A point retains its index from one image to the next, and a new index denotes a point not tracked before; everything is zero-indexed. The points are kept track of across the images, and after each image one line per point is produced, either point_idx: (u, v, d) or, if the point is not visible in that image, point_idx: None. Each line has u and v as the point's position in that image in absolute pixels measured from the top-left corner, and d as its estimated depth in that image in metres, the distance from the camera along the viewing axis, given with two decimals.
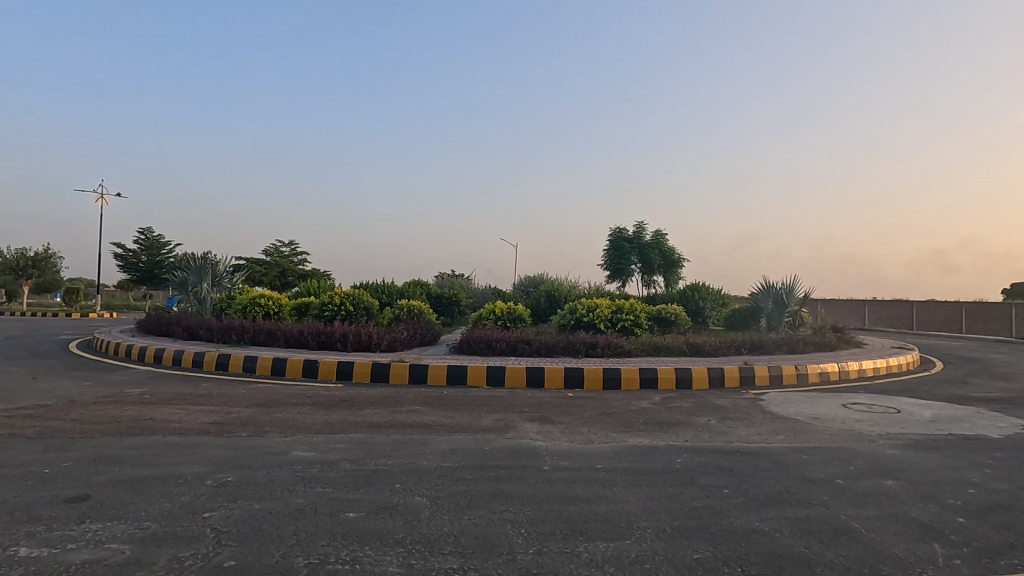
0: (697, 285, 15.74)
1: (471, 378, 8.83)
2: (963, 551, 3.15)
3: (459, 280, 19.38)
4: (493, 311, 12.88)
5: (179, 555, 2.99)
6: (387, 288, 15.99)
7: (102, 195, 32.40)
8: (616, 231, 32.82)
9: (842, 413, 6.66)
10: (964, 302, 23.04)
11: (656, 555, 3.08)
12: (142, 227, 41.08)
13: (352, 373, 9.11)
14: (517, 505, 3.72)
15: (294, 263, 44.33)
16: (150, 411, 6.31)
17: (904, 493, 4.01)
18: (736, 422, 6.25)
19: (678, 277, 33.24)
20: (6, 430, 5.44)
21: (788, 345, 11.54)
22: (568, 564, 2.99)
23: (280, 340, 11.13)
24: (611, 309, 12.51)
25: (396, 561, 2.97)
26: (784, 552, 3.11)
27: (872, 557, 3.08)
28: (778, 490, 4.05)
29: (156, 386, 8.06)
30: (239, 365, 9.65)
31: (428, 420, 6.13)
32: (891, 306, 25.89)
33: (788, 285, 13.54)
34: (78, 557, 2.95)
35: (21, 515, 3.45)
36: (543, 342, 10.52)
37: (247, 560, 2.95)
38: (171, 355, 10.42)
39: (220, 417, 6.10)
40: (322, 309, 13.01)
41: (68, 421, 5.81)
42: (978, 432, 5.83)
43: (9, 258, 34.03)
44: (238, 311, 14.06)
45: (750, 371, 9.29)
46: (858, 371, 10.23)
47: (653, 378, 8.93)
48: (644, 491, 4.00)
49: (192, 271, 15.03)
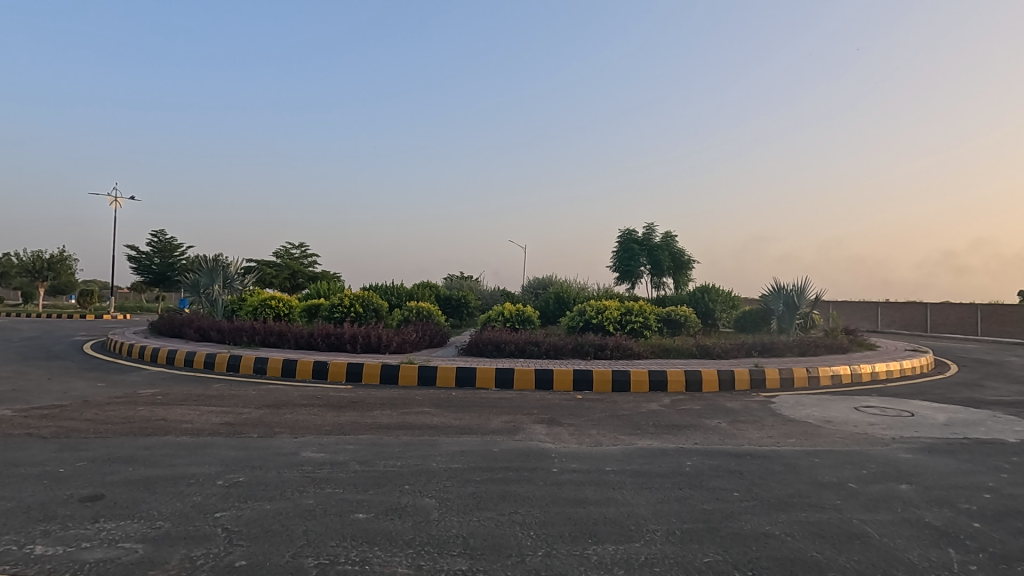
0: (706, 287, 15.72)
1: (479, 379, 8.84)
2: (978, 557, 3.11)
3: (469, 281, 19.62)
4: (502, 313, 12.92)
5: (190, 555, 3.01)
6: (397, 288, 16.13)
7: (115, 200, 32.84)
8: (624, 232, 32.86)
9: (855, 417, 6.60)
10: (979, 304, 22.76)
11: (666, 558, 3.07)
12: (156, 231, 41.57)
13: (362, 375, 9.15)
14: (526, 506, 3.73)
15: (305, 265, 44.79)
16: (163, 413, 6.36)
17: (919, 498, 3.97)
18: (746, 425, 6.23)
19: (687, 279, 33.15)
20: (21, 430, 5.50)
21: (799, 347, 11.48)
22: (577, 566, 2.99)
23: (290, 341, 11.20)
24: (621, 311, 12.50)
25: (405, 562, 2.99)
26: (796, 556, 3.10)
27: (885, 563, 3.05)
28: (790, 493, 4.03)
29: (168, 387, 8.12)
30: (250, 366, 9.72)
31: (436, 422, 6.14)
32: (904, 308, 25.66)
33: (799, 287, 13.39)
34: (91, 556, 2.98)
35: (36, 514, 3.48)
36: (551, 344, 10.54)
37: (257, 560, 2.97)
38: (183, 356, 10.50)
39: (232, 418, 6.14)
40: (332, 310, 13.08)
41: (83, 422, 5.86)
42: (993, 436, 5.76)
43: (26, 260, 34.55)
44: (250, 312, 14.14)
45: (760, 373, 9.23)
46: (870, 374, 10.11)
47: (662, 380, 8.88)
48: (653, 494, 4.00)
49: (204, 272, 15.17)
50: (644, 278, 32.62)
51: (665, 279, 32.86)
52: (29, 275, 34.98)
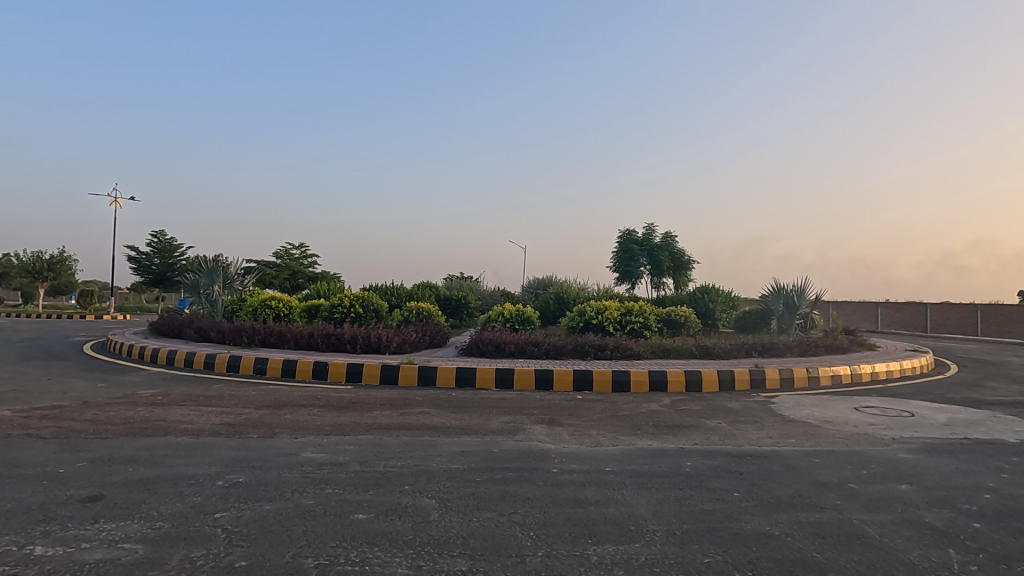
0: (706, 287, 15.73)
1: (480, 380, 8.84)
2: (979, 558, 3.11)
3: (469, 281, 19.63)
4: (502, 313, 12.91)
5: (190, 555, 3.01)
6: (397, 289, 16.14)
7: (115, 200, 32.91)
8: (624, 232, 32.86)
9: (855, 417, 6.60)
10: (979, 304, 22.76)
11: (666, 559, 3.07)
12: (156, 231, 41.58)
13: (362, 375, 9.15)
14: (525, 507, 3.73)
15: (304, 265, 44.80)
16: (163, 413, 6.35)
17: (919, 498, 3.97)
18: (746, 426, 6.23)
19: (687, 279, 33.14)
20: (21, 430, 5.49)
21: (799, 348, 11.48)
22: (577, 566, 2.98)
23: (290, 342, 11.20)
24: (620, 312, 12.50)
25: (405, 563, 2.98)
26: (796, 556, 3.10)
27: (885, 563, 3.05)
28: (790, 493, 4.03)
29: (168, 388, 8.12)
30: (249, 366, 9.72)
31: (436, 422, 6.13)
32: (904, 309, 25.66)
33: (799, 287, 13.39)
34: (91, 556, 2.98)
35: (36, 514, 3.48)
36: (551, 345, 10.53)
37: (257, 561, 2.97)
38: (183, 356, 10.49)
39: (231, 419, 6.14)
40: (332, 310, 13.08)
41: (82, 422, 5.86)
42: (993, 436, 5.77)
43: (25, 261, 34.57)
44: (250, 313, 14.15)
45: (761, 373, 9.24)
46: (870, 374, 10.11)
47: (662, 380, 8.88)
48: (653, 494, 3.99)
49: (204, 273, 15.17)
50: (644, 279, 32.61)
51: (665, 279, 32.83)
52: (29, 275, 34.96)
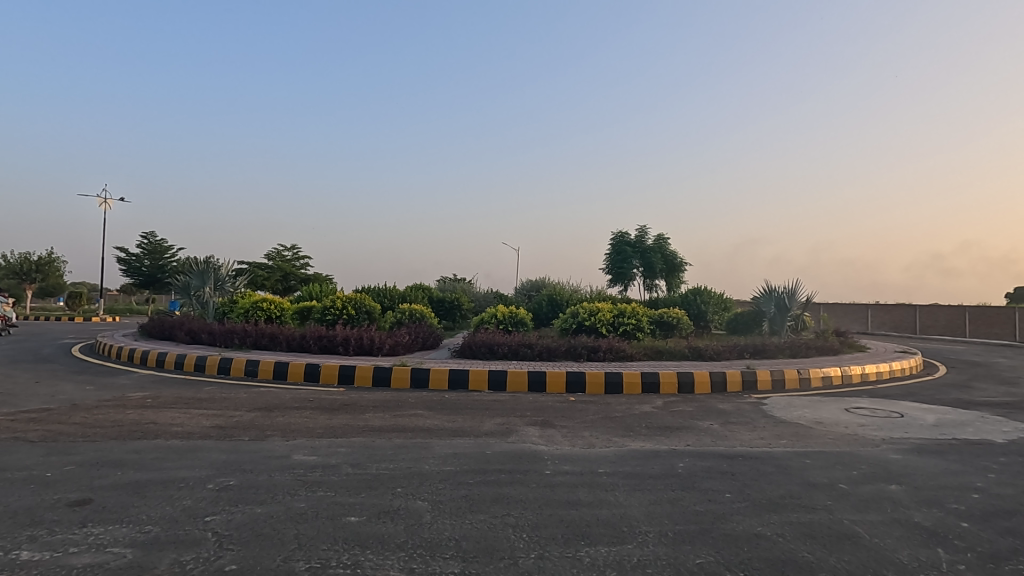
0: (699, 289, 15.85)
1: (472, 382, 8.83)
2: (967, 557, 3.13)
3: (463, 283, 19.68)
4: (495, 315, 12.93)
5: (180, 560, 2.99)
6: (390, 292, 16.13)
7: (104, 200, 32.79)
8: (617, 235, 32.94)
9: (846, 418, 6.64)
10: (967, 306, 22.92)
11: (658, 560, 3.07)
12: (148, 232, 41.45)
13: (355, 377, 9.11)
14: (518, 509, 3.72)
15: (297, 267, 44.71)
16: (153, 416, 6.30)
17: (909, 498, 4.00)
18: (738, 426, 6.25)
19: (679, 282, 33.32)
20: (8, 434, 5.42)
21: (790, 349, 11.54)
22: (569, 568, 2.98)
23: (282, 344, 11.15)
24: (613, 313, 12.54)
25: (397, 565, 2.97)
26: (787, 557, 3.11)
27: (876, 563, 3.07)
28: (782, 494, 4.05)
29: (159, 390, 8.05)
30: (241, 369, 9.66)
31: (429, 424, 6.12)
32: (893, 310, 25.88)
33: (789, 289, 13.48)
34: (79, 560, 2.96)
35: (23, 519, 3.44)
36: (544, 346, 10.54)
37: (247, 564, 2.95)
38: (173, 359, 10.41)
39: (222, 421, 6.09)
40: (324, 312, 13.03)
41: (71, 425, 5.79)
42: (981, 436, 5.82)
43: (13, 262, 34.25)
44: (241, 315, 14.08)
45: (752, 374, 9.29)
46: (861, 375, 10.17)
47: (655, 382, 8.91)
48: (645, 495, 4.00)
49: (195, 275, 15.08)
50: (636, 280, 32.71)
51: (658, 281, 32.96)
52: (16, 276, 34.66)
